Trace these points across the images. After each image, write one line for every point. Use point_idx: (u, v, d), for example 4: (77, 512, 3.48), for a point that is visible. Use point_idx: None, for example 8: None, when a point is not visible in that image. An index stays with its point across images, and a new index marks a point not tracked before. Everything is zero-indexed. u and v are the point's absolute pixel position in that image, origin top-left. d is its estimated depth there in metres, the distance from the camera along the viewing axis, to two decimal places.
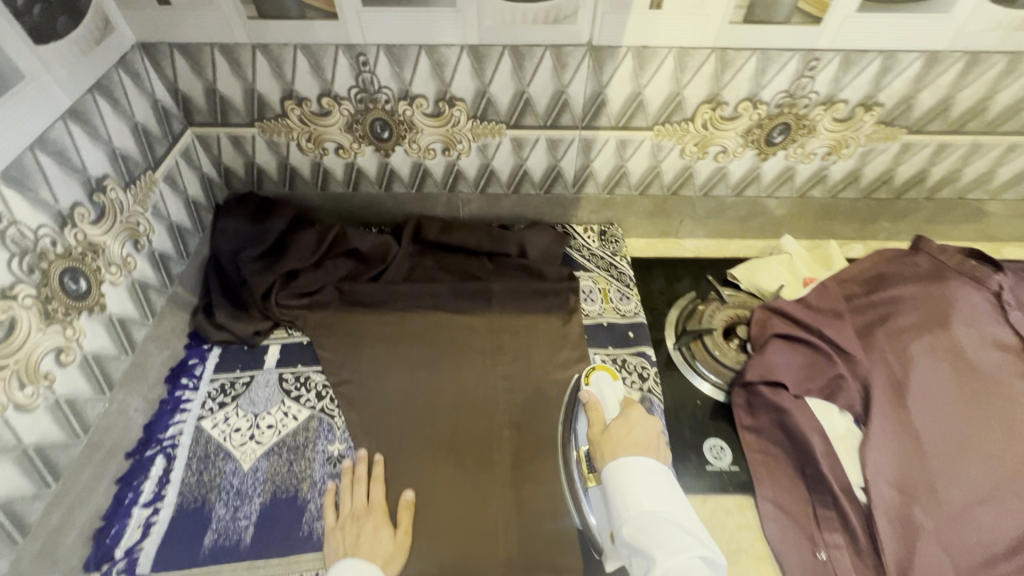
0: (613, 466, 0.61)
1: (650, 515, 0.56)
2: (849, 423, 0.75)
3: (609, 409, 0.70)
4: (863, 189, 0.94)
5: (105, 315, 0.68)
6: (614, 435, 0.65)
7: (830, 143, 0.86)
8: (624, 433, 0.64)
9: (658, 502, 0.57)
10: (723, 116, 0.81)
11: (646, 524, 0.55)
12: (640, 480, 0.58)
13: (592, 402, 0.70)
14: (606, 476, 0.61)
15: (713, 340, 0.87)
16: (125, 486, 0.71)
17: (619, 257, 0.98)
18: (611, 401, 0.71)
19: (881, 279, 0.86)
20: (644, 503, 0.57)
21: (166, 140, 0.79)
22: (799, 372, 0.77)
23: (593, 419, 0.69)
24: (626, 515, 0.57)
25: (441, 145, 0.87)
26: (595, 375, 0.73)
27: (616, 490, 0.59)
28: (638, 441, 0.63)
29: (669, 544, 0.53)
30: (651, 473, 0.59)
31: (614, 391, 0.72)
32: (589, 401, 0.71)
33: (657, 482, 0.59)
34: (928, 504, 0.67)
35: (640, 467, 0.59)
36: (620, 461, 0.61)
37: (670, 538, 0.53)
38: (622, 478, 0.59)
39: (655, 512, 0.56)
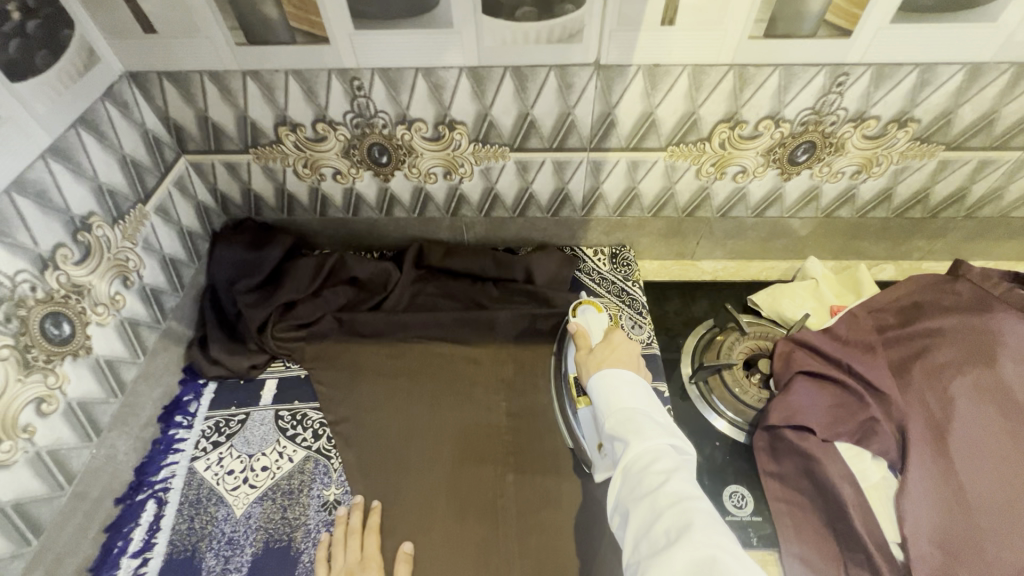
0: (597, 375, 0.66)
1: (629, 409, 0.61)
2: (884, 470, 0.69)
3: (594, 335, 0.76)
4: (895, 208, 0.88)
5: (91, 358, 0.65)
6: (599, 355, 0.69)
7: (859, 161, 0.80)
8: (607, 352, 0.69)
9: (636, 400, 0.62)
10: (743, 135, 0.76)
11: (622, 418, 0.60)
12: (620, 385, 0.63)
13: (578, 328, 0.76)
14: (591, 383, 0.66)
15: (733, 374, 0.81)
16: (114, 534, 0.68)
17: (631, 282, 0.93)
18: (596, 328, 0.77)
19: (916, 307, 0.80)
20: (623, 401, 0.62)
21: (158, 169, 0.76)
22: (828, 413, 0.71)
23: (580, 344, 0.74)
24: (607, 411, 0.62)
25: (442, 169, 0.83)
26: (581, 309, 0.81)
27: (599, 393, 0.64)
28: (621, 358, 0.68)
29: (641, 429, 0.58)
30: (630, 379, 0.64)
31: (598, 322, 0.78)
32: (576, 327, 0.76)
33: (636, 386, 0.63)
34: (974, 565, 0.60)
35: (620, 375, 0.64)
36: (604, 372, 0.66)
37: (644, 427, 0.58)
38: (604, 383, 0.64)
39: (632, 408, 0.61)
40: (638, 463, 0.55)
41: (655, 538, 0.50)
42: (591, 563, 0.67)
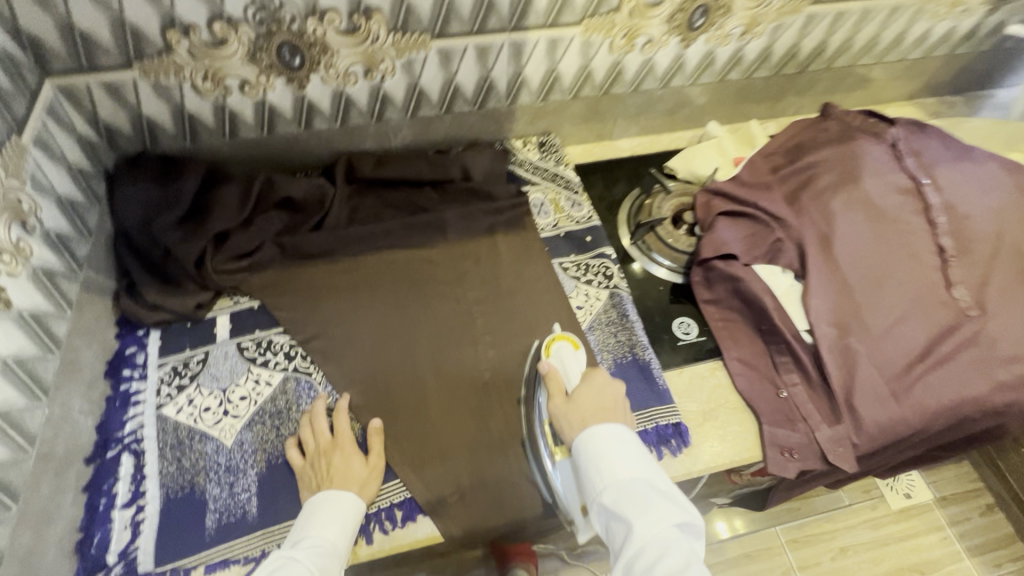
0: (583, 436, 0.63)
1: (626, 483, 0.58)
2: (791, 280, 0.84)
3: (570, 379, 0.73)
4: (774, 66, 1.00)
5: (13, 313, 0.58)
6: (581, 403, 0.67)
7: (745, 22, 0.89)
8: (591, 399, 0.67)
9: (632, 470, 0.59)
10: (648, 3, 0.81)
11: (622, 493, 0.57)
12: (612, 450, 0.61)
13: (552, 371, 0.72)
14: (578, 448, 0.63)
15: (664, 230, 0.92)
16: (96, 493, 0.64)
17: (562, 166, 0.98)
18: (573, 370, 0.73)
19: (799, 147, 0.94)
20: (618, 473, 0.59)
21: (24, 95, 0.65)
22: (744, 243, 0.84)
23: (553, 389, 0.70)
24: (601, 485, 0.59)
25: (362, 67, 0.79)
26: (556, 346, 0.76)
27: (590, 460, 0.61)
28: (605, 407, 0.66)
29: (644, 510, 0.55)
30: (622, 445, 0.61)
31: (575, 362, 0.74)
32: (551, 371, 0.72)
33: (629, 452, 0.61)
34: (859, 332, 0.79)
35: (609, 432, 0.62)
36: (592, 432, 0.62)
37: (647, 506, 0.55)
38: (592, 450, 0.61)
39: (629, 479, 0.58)
40: (642, 559, 0.52)
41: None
42: None
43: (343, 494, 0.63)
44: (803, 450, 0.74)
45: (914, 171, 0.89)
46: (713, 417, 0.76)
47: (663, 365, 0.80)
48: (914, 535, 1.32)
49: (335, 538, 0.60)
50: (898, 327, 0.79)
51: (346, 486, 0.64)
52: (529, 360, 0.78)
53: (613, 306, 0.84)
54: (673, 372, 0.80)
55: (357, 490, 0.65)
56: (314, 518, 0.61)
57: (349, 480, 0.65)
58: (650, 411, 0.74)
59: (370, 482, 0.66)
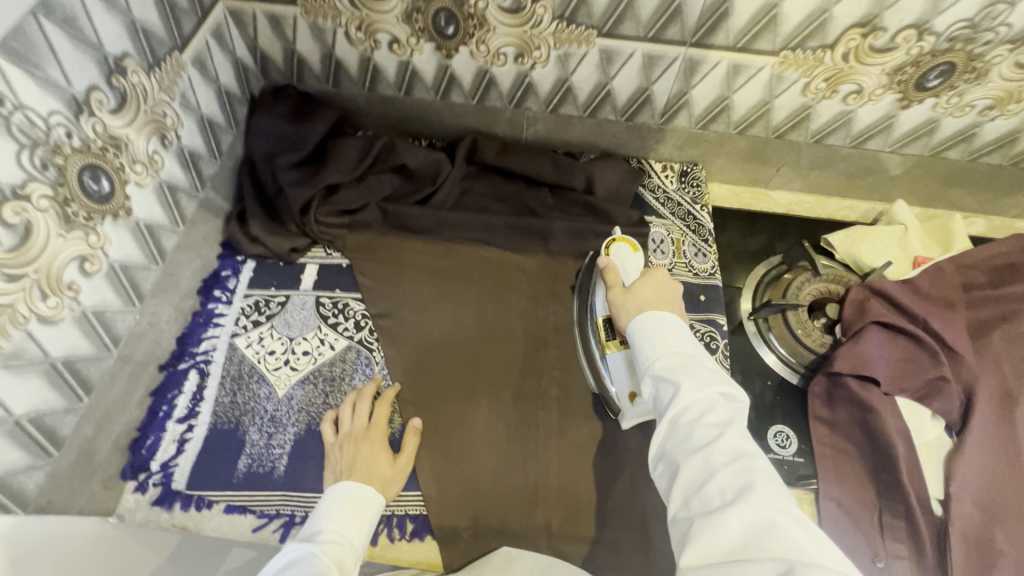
0: (639, 319, 0.56)
1: (681, 352, 0.52)
2: (940, 430, 0.67)
3: (628, 275, 0.65)
4: (1012, 155, 0.78)
5: (131, 221, 0.61)
6: (638, 295, 0.59)
7: (996, 95, 0.69)
8: (648, 291, 0.59)
9: (685, 342, 0.52)
10: (874, 47, 0.65)
11: (672, 360, 0.51)
12: (666, 327, 0.54)
13: (611, 265, 0.65)
14: (632, 328, 0.56)
15: (797, 316, 0.76)
16: (159, 399, 0.68)
17: (700, 206, 0.86)
18: (631, 269, 0.65)
19: (1013, 268, 0.74)
20: (672, 344, 0.52)
21: (194, 13, 0.66)
22: (895, 367, 0.67)
23: (610, 283, 0.64)
24: (653, 354, 0.53)
25: (514, 50, 0.72)
26: (616, 246, 0.68)
27: (643, 336, 0.54)
28: (662, 298, 0.59)
29: (695, 372, 0.49)
30: (679, 324, 0.55)
31: (634, 261, 0.67)
32: (608, 265, 0.65)
33: (683, 329, 0.54)
34: (1012, 529, 0.61)
35: (664, 317, 0.55)
36: (647, 314, 0.56)
37: (699, 370, 0.49)
38: (648, 328, 0.54)
39: (682, 350, 0.52)
40: (691, 413, 0.47)
41: (708, 497, 0.43)
42: (618, 471, 0.68)
43: (366, 487, 0.61)
44: None
45: None
46: None
47: None
48: None
49: (352, 536, 0.57)
50: None
51: (369, 480, 0.62)
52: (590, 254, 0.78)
53: None
54: None
55: (378, 487, 0.62)
56: (333, 511, 0.58)
57: (372, 475, 0.62)
58: None
59: (393, 483, 0.64)
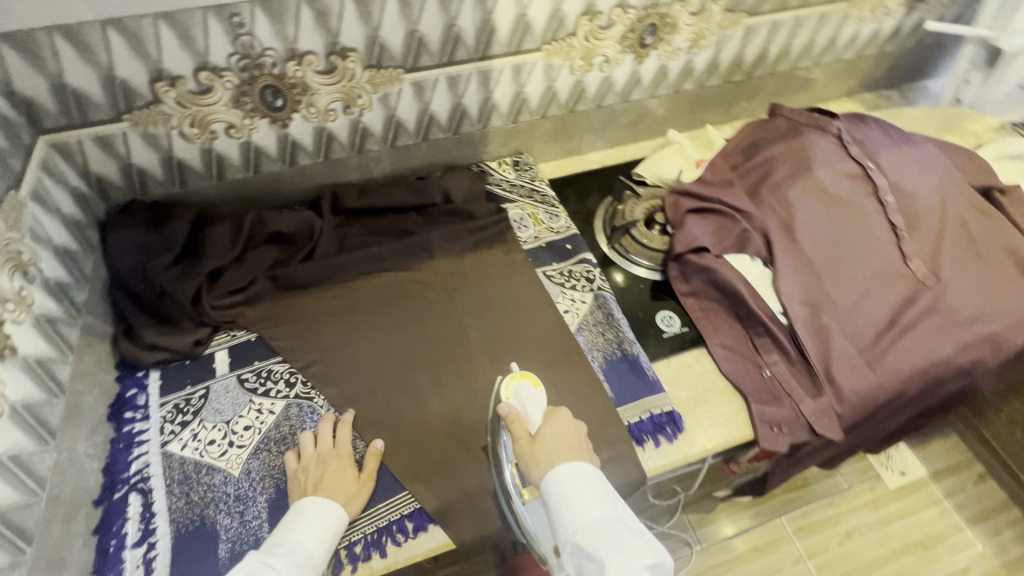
0: (552, 473, 0.61)
1: (595, 520, 0.56)
2: (760, 267, 0.89)
3: (532, 419, 0.70)
4: (722, 74, 1.08)
5: (19, 358, 0.59)
6: (546, 441, 0.65)
7: (691, 37, 0.97)
8: (554, 435, 0.65)
9: (600, 508, 0.58)
10: (601, 26, 0.88)
11: (590, 532, 0.56)
12: (579, 489, 0.59)
13: (513, 413, 0.69)
14: (547, 485, 0.60)
15: (639, 231, 0.97)
16: (106, 534, 0.64)
17: (538, 183, 1.04)
18: (533, 411, 0.70)
19: (755, 145, 1.01)
20: (587, 511, 0.57)
21: (19, 153, 0.68)
22: (714, 236, 0.90)
23: (517, 431, 0.68)
24: (573, 525, 0.57)
25: (341, 104, 0.84)
26: (516, 386, 0.73)
27: (559, 501, 0.59)
28: (569, 444, 0.65)
29: (615, 548, 0.54)
30: (591, 483, 0.60)
31: (535, 400, 0.72)
32: (512, 413, 0.69)
33: (594, 487, 0.60)
34: (829, 309, 0.84)
35: (575, 470, 0.61)
36: (558, 468, 0.61)
37: (620, 545, 0.54)
38: (564, 489, 0.59)
39: (597, 518, 0.57)
40: None
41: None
42: None
43: (330, 502, 0.65)
44: (791, 424, 0.78)
45: (860, 159, 0.96)
46: (704, 401, 0.80)
47: (652, 356, 0.84)
48: (914, 512, 1.30)
49: (316, 548, 0.61)
50: (864, 301, 0.84)
51: (333, 493, 0.66)
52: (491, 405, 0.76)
53: (598, 307, 0.88)
54: (662, 363, 0.84)
55: (342, 500, 0.66)
56: (300, 524, 0.62)
57: (337, 488, 0.67)
58: (643, 401, 0.78)
59: (358, 496, 0.68)
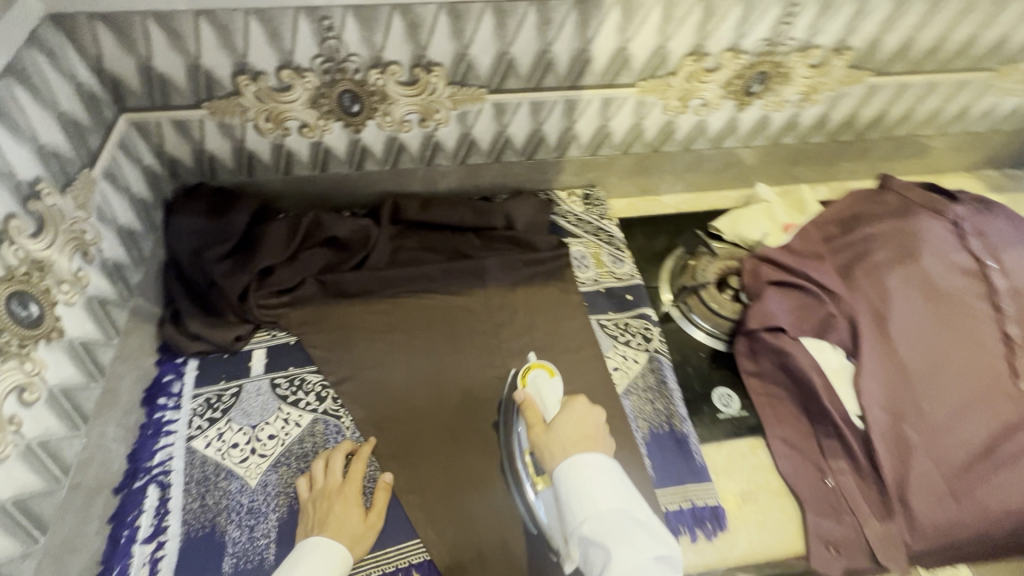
0: (563, 465, 0.56)
1: (607, 512, 0.52)
2: (841, 357, 0.79)
3: (547, 408, 0.69)
4: (829, 132, 0.98)
5: (64, 341, 0.59)
6: (561, 432, 0.61)
7: (803, 90, 0.88)
8: (571, 427, 0.61)
9: (613, 499, 0.53)
10: (706, 68, 0.81)
11: (600, 524, 0.51)
12: (592, 479, 0.54)
13: (527, 398, 0.68)
14: (560, 476, 0.56)
15: (709, 293, 0.89)
16: (119, 524, 0.64)
17: (606, 221, 0.97)
18: (550, 399, 0.70)
19: (855, 218, 0.91)
20: (599, 502, 0.52)
21: (99, 129, 0.68)
22: (793, 315, 0.81)
23: (531, 418, 0.65)
24: (582, 515, 0.52)
25: (417, 116, 0.80)
26: (532, 375, 0.74)
27: (569, 489, 0.54)
28: (586, 434, 0.60)
29: (623, 540, 0.49)
30: (607, 473, 0.55)
31: (552, 390, 0.72)
32: (525, 398, 0.69)
33: (610, 477, 0.55)
34: (915, 421, 0.74)
35: (590, 460, 0.56)
36: (572, 460, 0.56)
37: (630, 540, 0.49)
38: (575, 478, 0.54)
39: (610, 510, 0.52)
40: None
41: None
42: None
43: (333, 545, 0.61)
44: (849, 546, 0.69)
45: (979, 254, 0.85)
46: (753, 500, 0.73)
47: (702, 437, 0.77)
48: None
49: None
50: (959, 420, 0.73)
51: (338, 535, 0.62)
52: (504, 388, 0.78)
53: (651, 371, 0.81)
54: (711, 446, 0.77)
55: (347, 543, 0.62)
56: (303, 564, 0.59)
57: (343, 530, 0.63)
58: (685, 488, 0.71)
59: (365, 538, 0.64)
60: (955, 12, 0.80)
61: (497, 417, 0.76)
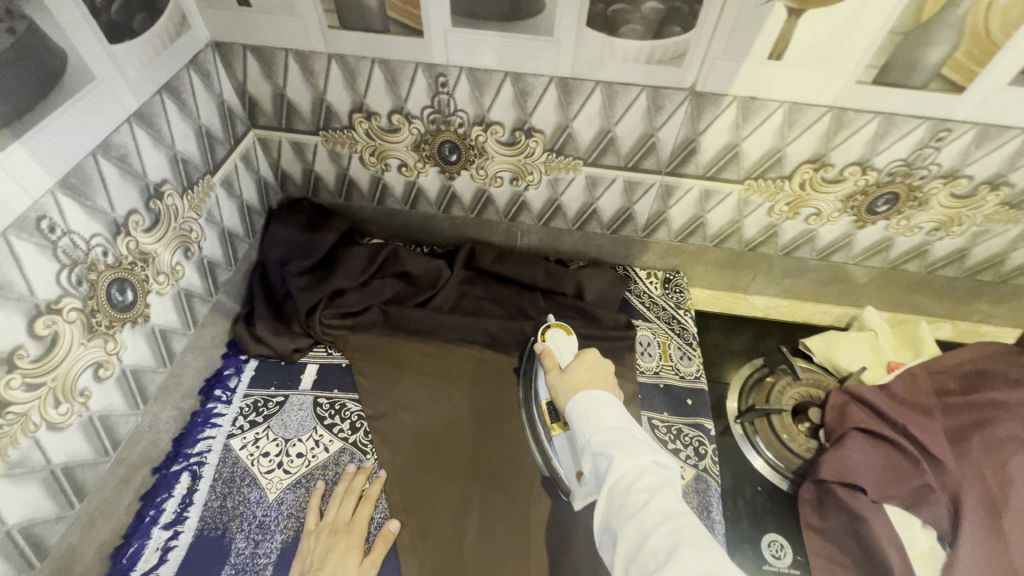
0: (575, 396, 0.60)
1: (612, 427, 0.55)
2: (932, 540, 0.67)
3: (563, 357, 0.72)
4: (966, 269, 0.85)
5: (147, 327, 0.65)
6: (574, 376, 0.65)
7: (940, 220, 0.77)
8: (583, 372, 0.65)
9: (615, 417, 0.57)
10: (826, 178, 0.73)
11: (604, 433, 0.55)
12: (596, 403, 0.58)
13: (546, 349, 0.71)
14: (569, 408, 0.60)
15: (781, 420, 0.79)
16: (148, 503, 0.68)
17: (683, 311, 0.91)
18: (565, 351, 0.73)
19: (981, 375, 0.78)
20: (603, 418, 0.56)
21: (228, 141, 0.75)
22: (880, 475, 0.69)
23: (548, 365, 0.70)
24: (590, 431, 0.56)
25: (509, 174, 0.81)
26: (550, 332, 0.77)
27: (577, 412, 0.58)
28: (596, 378, 0.64)
29: (625, 442, 0.53)
30: (610, 400, 0.59)
31: (568, 343, 0.75)
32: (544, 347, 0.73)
33: (612, 403, 0.58)
34: None
35: (596, 395, 0.59)
36: (581, 395, 0.60)
37: (630, 442, 0.53)
38: (582, 405, 0.58)
39: (613, 423, 0.56)
40: (622, 482, 0.50)
41: (647, 561, 0.45)
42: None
43: None
44: None
45: None
46: None
47: None
48: None
49: None
50: None
51: None
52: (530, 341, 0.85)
53: (696, 491, 0.73)
54: None
55: None
56: None
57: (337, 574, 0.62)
58: None
59: None
60: None
61: (518, 362, 0.84)
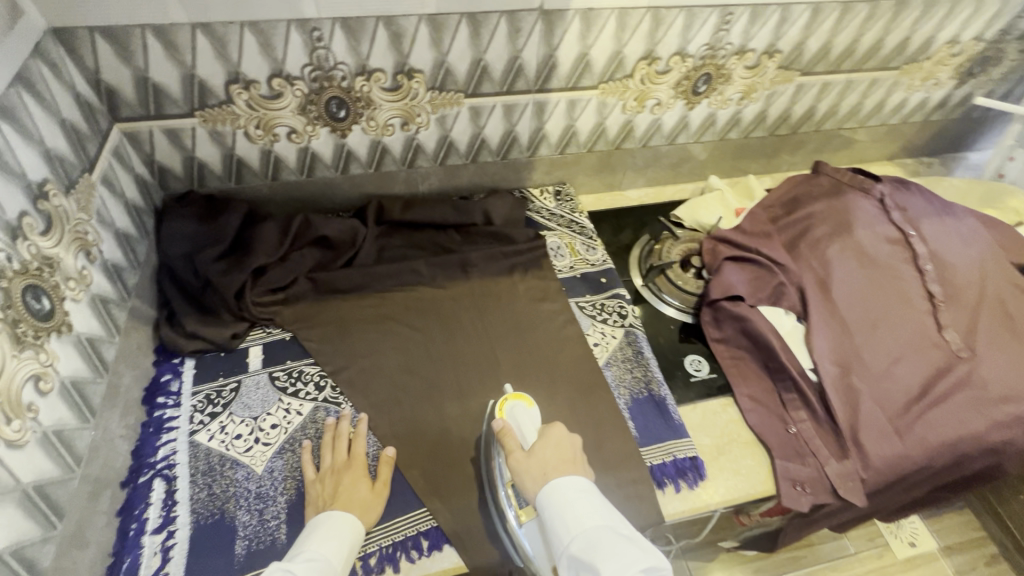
0: (547, 488, 0.62)
1: (593, 531, 0.58)
2: (794, 321, 0.89)
3: (526, 436, 0.71)
4: (768, 127, 1.10)
5: (73, 335, 0.62)
6: (542, 456, 0.66)
7: (743, 89, 0.99)
8: (550, 452, 0.67)
9: (597, 519, 0.60)
10: (658, 71, 0.91)
11: (586, 540, 0.57)
12: (574, 501, 0.61)
13: (506, 428, 0.70)
14: (542, 501, 0.62)
15: (674, 273, 0.99)
16: (127, 517, 0.65)
17: (577, 214, 1.05)
18: (528, 427, 0.72)
19: (795, 201, 1.03)
20: (584, 523, 0.59)
21: (96, 137, 0.71)
22: (749, 286, 0.90)
23: (510, 446, 0.68)
24: (570, 536, 0.58)
25: (399, 120, 0.87)
26: (510, 406, 0.75)
27: (555, 514, 0.61)
28: (566, 458, 0.67)
29: (608, 552, 0.55)
30: (589, 497, 0.62)
31: (530, 419, 0.74)
32: (505, 427, 0.70)
33: (592, 501, 0.62)
34: (860, 371, 0.82)
35: (572, 486, 0.62)
36: (552, 483, 0.63)
37: (614, 549, 0.55)
38: (557, 502, 0.61)
39: (593, 528, 0.58)
40: None
41: None
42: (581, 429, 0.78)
43: (343, 513, 0.65)
44: (813, 484, 0.76)
45: (901, 224, 0.97)
46: (726, 451, 0.80)
47: (678, 400, 0.84)
48: None
49: (331, 552, 0.61)
50: (895, 367, 0.83)
51: (347, 507, 0.66)
52: (483, 422, 0.77)
53: (628, 344, 0.88)
54: (687, 407, 0.84)
55: (358, 513, 0.66)
56: (311, 536, 0.62)
57: (353, 500, 0.67)
58: (666, 445, 0.78)
59: (373, 506, 0.68)
60: (864, 17, 0.93)
61: (477, 453, 0.75)
